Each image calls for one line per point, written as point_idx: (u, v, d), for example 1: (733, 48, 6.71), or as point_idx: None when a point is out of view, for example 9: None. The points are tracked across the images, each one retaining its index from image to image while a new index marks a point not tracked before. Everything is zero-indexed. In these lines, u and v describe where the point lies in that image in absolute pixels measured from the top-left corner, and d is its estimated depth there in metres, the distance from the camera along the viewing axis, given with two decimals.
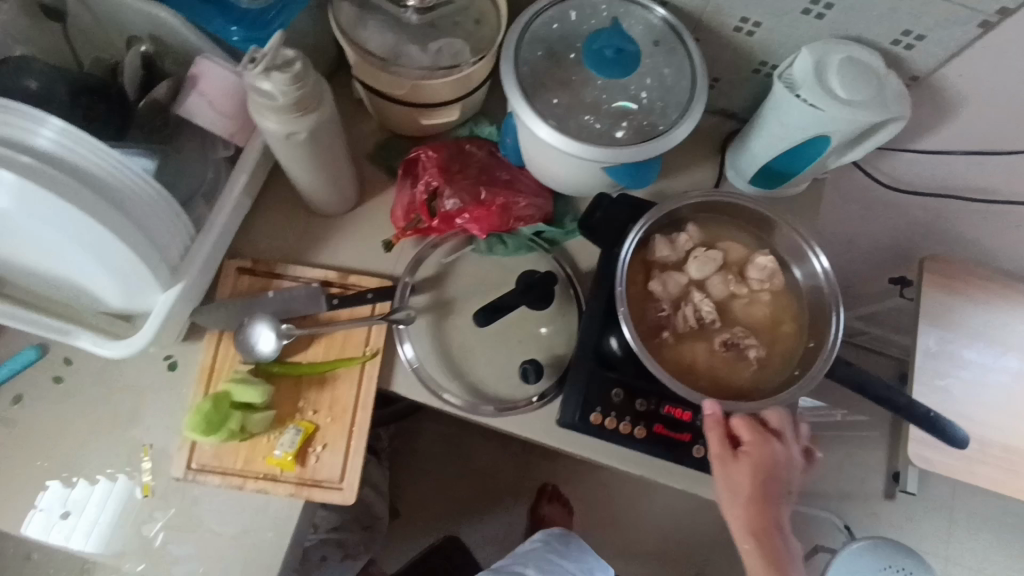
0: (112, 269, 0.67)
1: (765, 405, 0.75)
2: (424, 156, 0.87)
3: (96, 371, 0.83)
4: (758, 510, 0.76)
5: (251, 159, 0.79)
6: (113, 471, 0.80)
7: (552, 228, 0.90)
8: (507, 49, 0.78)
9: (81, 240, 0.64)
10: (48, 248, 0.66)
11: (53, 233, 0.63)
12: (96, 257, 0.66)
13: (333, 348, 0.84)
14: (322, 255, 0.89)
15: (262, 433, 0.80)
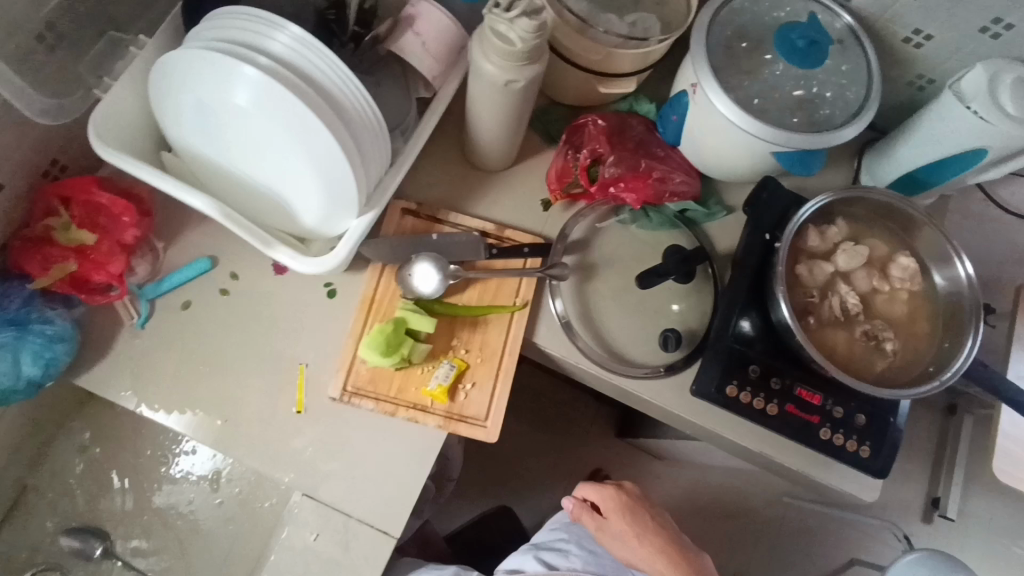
0: (326, 175, 0.70)
1: (904, 392, 0.79)
2: (593, 125, 0.92)
3: (260, 288, 0.86)
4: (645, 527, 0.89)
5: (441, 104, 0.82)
6: (271, 385, 0.83)
7: (699, 208, 0.94)
8: (698, 28, 0.82)
9: (305, 139, 0.67)
10: (275, 154, 0.70)
11: (281, 131, 0.67)
12: (315, 160, 0.69)
13: (486, 294, 0.88)
14: (478, 206, 0.92)
15: (419, 364, 0.84)
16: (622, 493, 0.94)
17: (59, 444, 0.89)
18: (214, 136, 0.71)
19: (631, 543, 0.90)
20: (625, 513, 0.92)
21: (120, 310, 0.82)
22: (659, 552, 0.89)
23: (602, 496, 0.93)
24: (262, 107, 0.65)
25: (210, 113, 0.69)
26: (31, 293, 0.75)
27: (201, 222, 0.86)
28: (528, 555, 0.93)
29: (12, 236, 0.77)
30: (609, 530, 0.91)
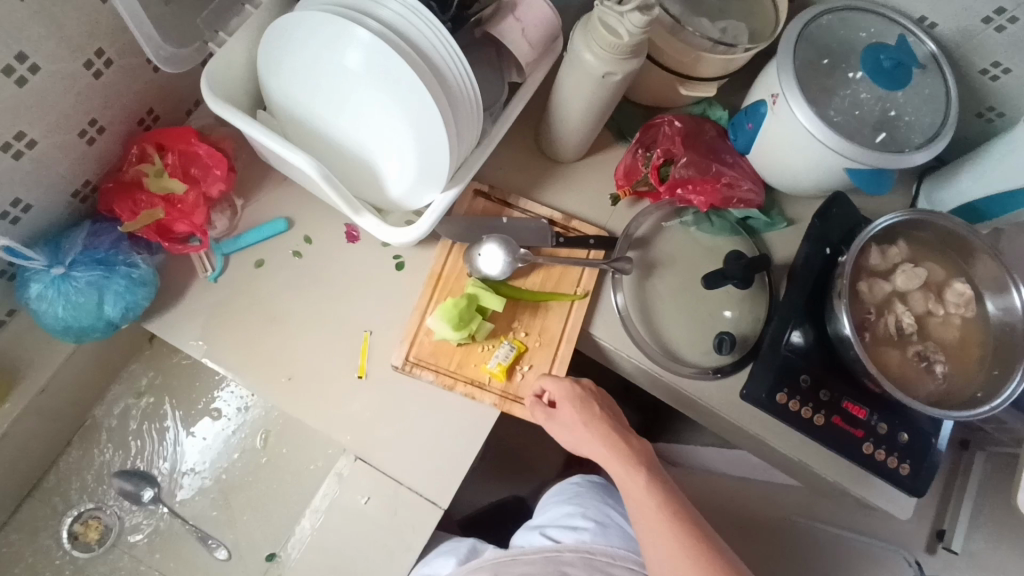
0: (425, 146, 0.72)
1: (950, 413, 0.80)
2: (667, 125, 0.93)
3: (332, 254, 0.87)
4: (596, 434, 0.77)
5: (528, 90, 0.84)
6: (336, 349, 0.85)
7: (761, 217, 0.96)
8: (785, 41, 0.84)
9: (412, 109, 0.68)
10: (377, 123, 0.72)
11: (388, 100, 0.69)
12: (417, 130, 0.70)
13: (550, 281, 0.90)
14: (547, 194, 0.94)
15: (480, 342, 0.85)
16: (582, 387, 0.80)
17: (117, 387, 0.90)
18: (316, 100, 0.72)
19: (583, 435, 0.78)
20: (564, 401, 0.79)
21: (196, 261, 0.83)
22: (596, 426, 0.77)
23: (552, 386, 0.80)
24: (373, 75, 0.67)
25: (316, 77, 0.70)
26: (120, 235, 0.77)
27: (281, 183, 0.88)
28: (535, 534, 0.87)
29: (104, 178, 0.79)
30: (568, 433, 0.79)
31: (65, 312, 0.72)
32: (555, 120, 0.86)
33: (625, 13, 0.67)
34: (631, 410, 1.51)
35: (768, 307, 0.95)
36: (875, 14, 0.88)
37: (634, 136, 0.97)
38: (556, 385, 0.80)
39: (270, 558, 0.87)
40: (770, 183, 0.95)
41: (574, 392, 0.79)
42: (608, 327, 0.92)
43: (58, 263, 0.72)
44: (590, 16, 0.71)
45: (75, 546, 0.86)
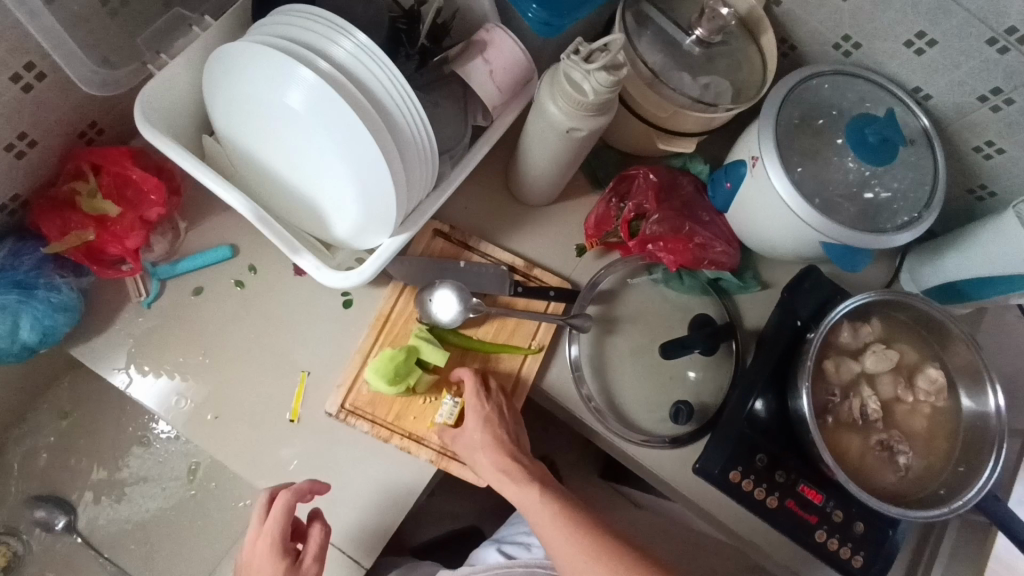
0: (369, 193, 0.67)
1: (907, 513, 0.75)
2: (642, 177, 0.89)
3: (276, 288, 0.83)
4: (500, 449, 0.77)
5: (493, 132, 0.79)
6: (269, 390, 0.80)
7: (733, 279, 0.92)
8: (769, 102, 0.80)
9: (354, 154, 0.64)
10: (320, 163, 0.67)
11: (331, 142, 0.65)
12: (361, 176, 0.66)
13: (503, 333, 0.85)
14: (511, 238, 0.90)
15: (421, 394, 0.81)
16: (493, 400, 0.80)
17: (38, 411, 0.85)
18: (260, 135, 0.68)
19: (482, 454, 0.77)
20: (472, 415, 0.78)
21: (130, 285, 0.79)
22: (497, 450, 0.78)
23: (464, 397, 0.79)
24: (316, 116, 0.63)
25: (260, 112, 0.66)
26: (43, 256, 0.72)
27: (229, 209, 0.83)
28: (492, 548, 0.93)
29: (36, 194, 0.75)
30: (471, 450, 0.78)
31: None
32: (520, 166, 0.81)
33: (592, 71, 0.64)
34: (595, 453, 1.46)
35: (732, 375, 0.90)
36: (867, 81, 0.83)
37: (607, 184, 0.93)
38: (464, 401, 0.79)
39: None
40: (745, 245, 0.91)
41: (489, 405, 0.79)
42: (561, 384, 0.87)
43: None
44: (556, 67, 0.67)
45: None
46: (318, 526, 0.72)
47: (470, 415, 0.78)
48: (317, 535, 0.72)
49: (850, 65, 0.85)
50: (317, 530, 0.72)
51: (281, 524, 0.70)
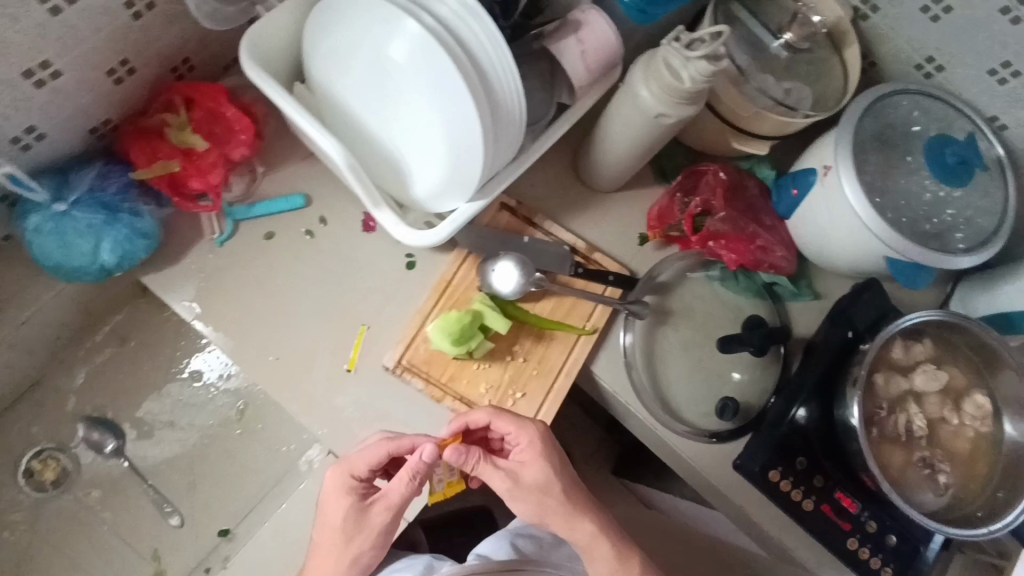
0: (459, 151, 0.68)
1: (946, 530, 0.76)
2: (711, 174, 0.90)
3: (344, 241, 0.85)
4: (553, 474, 0.74)
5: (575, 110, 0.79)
6: (328, 340, 0.82)
7: (787, 285, 0.93)
8: (849, 114, 0.80)
9: (452, 109, 0.65)
10: (414, 120, 0.69)
11: (431, 96, 0.66)
12: (454, 133, 0.67)
13: (559, 311, 0.86)
14: (574, 220, 0.91)
15: (477, 359, 0.83)
16: (548, 434, 0.77)
17: (100, 332, 0.88)
18: (358, 86, 0.70)
19: (546, 496, 0.74)
20: (533, 456, 0.75)
21: (204, 221, 0.81)
22: (542, 476, 0.75)
23: (518, 436, 0.75)
24: (421, 68, 0.64)
25: (364, 59, 0.68)
26: (129, 181, 0.73)
27: (306, 158, 0.85)
28: (504, 541, 0.82)
29: (125, 119, 0.76)
30: (533, 495, 0.74)
31: (57, 251, 0.69)
32: (597, 149, 0.82)
33: (692, 59, 0.64)
34: (613, 447, 1.47)
35: (777, 379, 0.91)
36: (947, 104, 0.84)
37: (674, 178, 0.94)
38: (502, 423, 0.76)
39: (222, 535, 0.86)
40: (804, 253, 0.92)
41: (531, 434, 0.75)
42: (610, 367, 0.88)
43: (59, 199, 0.69)
44: (654, 53, 0.68)
45: (28, 483, 0.85)
46: (414, 472, 0.69)
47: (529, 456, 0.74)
48: (406, 486, 0.69)
49: (931, 87, 0.85)
50: (406, 473, 0.69)
51: (389, 452, 0.71)
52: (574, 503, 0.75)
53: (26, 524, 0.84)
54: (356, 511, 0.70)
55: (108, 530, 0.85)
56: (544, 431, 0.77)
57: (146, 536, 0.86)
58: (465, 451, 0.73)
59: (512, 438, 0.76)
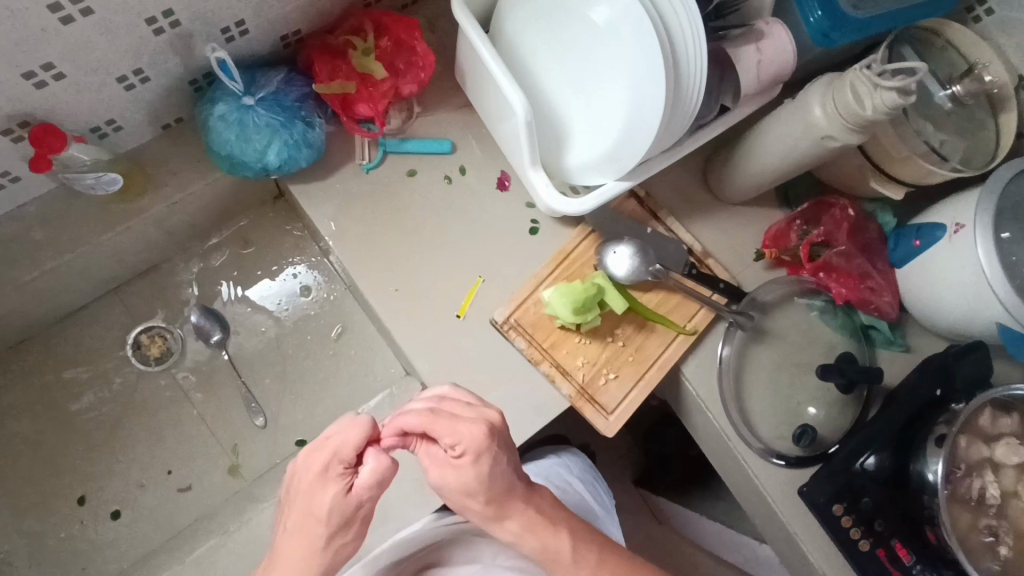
0: (639, 116, 0.70)
1: None
2: (840, 209, 0.91)
3: (479, 194, 0.88)
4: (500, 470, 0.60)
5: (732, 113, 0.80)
6: (445, 283, 0.85)
7: (885, 331, 0.94)
8: (998, 176, 0.80)
9: (645, 71, 0.68)
10: (597, 90, 0.74)
11: (627, 59, 0.70)
12: (639, 97, 0.69)
13: (666, 305, 0.88)
14: (694, 223, 0.93)
15: (580, 334, 0.85)
16: (495, 439, 0.59)
17: (227, 231, 0.93)
18: (548, 51, 0.76)
19: (475, 498, 0.60)
20: (467, 459, 0.58)
21: (357, 148, 0.84)
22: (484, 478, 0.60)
23: (455, 441, 0.57)
24: (624, 32, 0.69)
25: (565, 23, 0.74)
26: (308, 92, 0.78)
27: (460, 109, 0.88)
28: None
29: (312, 34, 0.79)
30: (462, 495, 0.60)
31: (234, 142, 0.73)
32: (741, 159, 0.84)
33: (879, 88, 0.66)
34: None
35: (855, 420, 0.92)
36: None
37: (797, 206, 0.95)
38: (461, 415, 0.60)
39: (299, 445, 0.89)
40: (910, 308, 0.93)
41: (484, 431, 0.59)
42: (699, 370, 0.91)
43: (249, 94, 0.73)
44: (837, 78, 0.71)
45: (134, 355, 0.89)
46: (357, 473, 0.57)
47: (463, 459, 0.58)
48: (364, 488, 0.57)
49: None
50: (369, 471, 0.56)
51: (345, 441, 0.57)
52: (509, 504, 0.61)
53: (125, 392, 0.89)
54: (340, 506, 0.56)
55: (196, 414, 0.89)
56: (490, 431, 0.59)
57: (231, 429, 0.89)
58: (400, 445, 0.59)
59: (449, 442, 0.58)
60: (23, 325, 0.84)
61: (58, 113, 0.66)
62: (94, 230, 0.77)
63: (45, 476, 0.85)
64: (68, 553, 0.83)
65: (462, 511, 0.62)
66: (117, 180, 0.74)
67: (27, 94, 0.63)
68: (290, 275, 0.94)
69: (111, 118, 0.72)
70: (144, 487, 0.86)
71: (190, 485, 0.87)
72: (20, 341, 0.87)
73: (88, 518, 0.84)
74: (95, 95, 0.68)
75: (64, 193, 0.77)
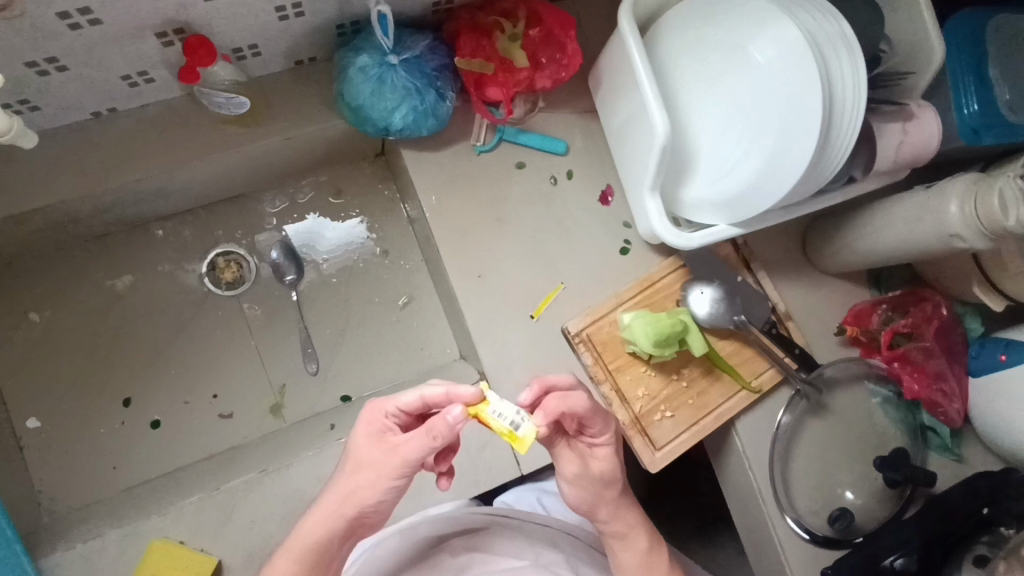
0: (778, 164, 0.68)
1: None
2: (932, 304, 0.88)
3: (582, 202, 0.87)
4: (588, 482, 0.64)
5: (857, 181, 0.76)
6: (526, 281, 0.85)
7: (943, 436, 0.90)
8: None
9: (797, 119, 0.66)
10: (737, 130, 0.73)
11: (781, 103, 0.68)
12: (785, 143, 0.68)
13: (737, 356, 0.86)
14: (780, 282, 0.91)
15: (647, 364, 0.84)
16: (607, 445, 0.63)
17: (322, 176, 0.94)
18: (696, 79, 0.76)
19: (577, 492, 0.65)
20: (606, 449, 0.63)
21: (475, 128, 0.84)
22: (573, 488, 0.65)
23: (598, 431, 0.62)
24: (782, 74, 0.67)
25: (725, 58, 0.74)
26: (447, 64, 0.78)
27: (583, 112, 0.88)
28: (531, 493, 0.88)
29: (463, 6, 0.79)
30: (583, 486, 0.64)
31: (368, 96, 0.73)
32: (854, 233, 0.83)
33: None
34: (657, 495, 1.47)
35: (891, 517, 0.90)
36: None
37: (887, 291, 0.94)
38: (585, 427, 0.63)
39: (342, 400, 0.89)
40: (977, 421, 0.88)
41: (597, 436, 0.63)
42: (750, 427, 0.90)
43: (395, 53, 0.74)
44: (984, 179, 0.69)
45: (208, 275, 0.90)
46: (429, 428, 0.54)
47: (602, 448, 0.64)
48: (420, 441, 0.56)
49: None
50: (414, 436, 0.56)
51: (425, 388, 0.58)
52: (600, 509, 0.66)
53: (192, 308, 0.89)
54: (368, 451, 0.58)
55: (253, 346, 0.89)
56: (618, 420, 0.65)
57: (282, 368, 0.89)
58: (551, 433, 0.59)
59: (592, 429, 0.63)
60: (112, 220, 0.85)
61: (213, 26, 0.67)
62: (206, 146, 0.77)
63: (97, 371, 0.86)
64: (102, 450, 0.84)
65: (577, 503, 0.66)
66: (245, 105, 0.76)
67: (194, 5, 0.64)
68: (371, 232, 0.94)
69: (255, 44, 0.73)
70: (188, 405, 0.87)
71: (232, 413, 0.87)
72: (102, 236, 0.88)
73: (129, 421, 0.85)
74: (252, 20, 0.68)
75: (189, 105, 0.77)
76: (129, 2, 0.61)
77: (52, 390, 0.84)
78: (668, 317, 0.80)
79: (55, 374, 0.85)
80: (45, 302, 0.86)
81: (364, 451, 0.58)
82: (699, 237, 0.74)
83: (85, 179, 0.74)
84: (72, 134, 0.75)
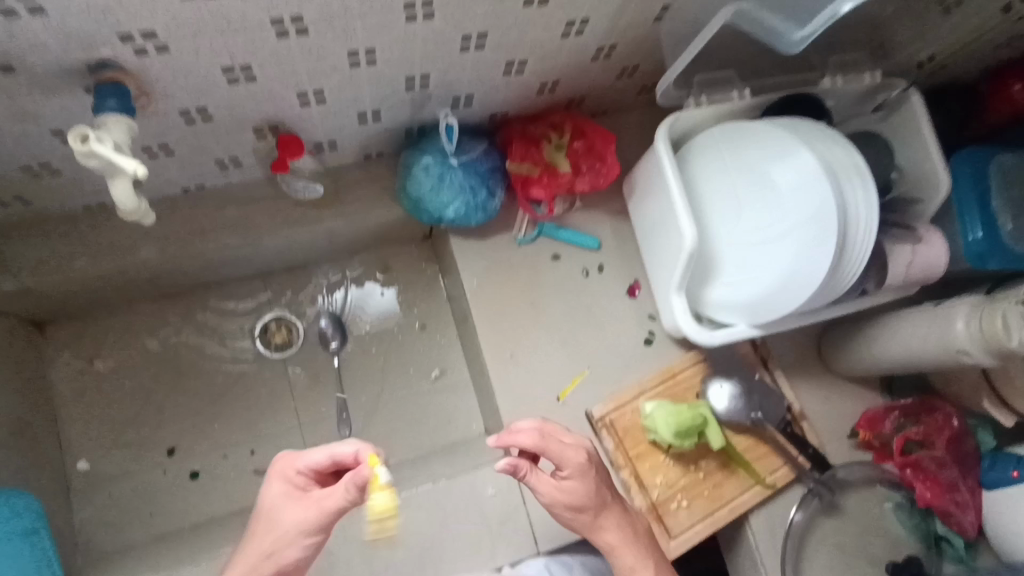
0: (796, 276, 0.75)
1: None
2: (943, 414, 0.92)
3: (611, 293, 0.94)
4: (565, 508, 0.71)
5: (870, 294, 0.82)
6: (555, 364, 0.90)
7: (958, 549, 0.91)
8: None
9: (815, 238, 0.72)
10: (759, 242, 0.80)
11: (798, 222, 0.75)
12: (803, 259, 0.74)
13: (753, 450, 0.90)
14: (796, 382, 0.96)
15: (666, 453, 0.88)
16: (588, 468, 0.70)
17: (373, 253, 1.02)
18: (722, 194, 0.85)
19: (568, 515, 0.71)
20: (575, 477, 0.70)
21: (518, 221, 0.93)
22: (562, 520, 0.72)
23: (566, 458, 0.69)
24: (799, 197, 0.75)
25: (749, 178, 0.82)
26: (499, 166, 0.88)
27: (616, 213, 0.96)
28: None
29: (516, 118, 0.90)
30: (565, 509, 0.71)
31: (427, 190, 0.83)
32: (865, 340, 0.88)
33: None
34: None
35: None
36: None
37: (899, 397, 0.97)
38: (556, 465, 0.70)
39: None
40: (992, 535, 0.88)
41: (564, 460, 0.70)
42: (765, 523, 0.91)
43: (454, 155, 0.84)
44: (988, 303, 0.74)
45: (260, 336, 0.97)
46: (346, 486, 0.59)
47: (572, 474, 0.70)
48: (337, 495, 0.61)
49: None
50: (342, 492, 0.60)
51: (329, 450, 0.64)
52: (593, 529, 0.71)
53: (241, 366, 0.96)
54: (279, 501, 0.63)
55: (292, 406, 0.95)
56: (591, 454, 0.72)
57: (318, 430, 0.94)
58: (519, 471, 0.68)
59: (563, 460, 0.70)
60: (182, 282, 0.93)
61: (302, 126, 0.77)
62: (278, 223, 0.86)
63: (147, 420, 0.91)
64: (141, 497, 0.88)
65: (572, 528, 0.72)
66: (317, 191, 0.86)
67: (290, 109, 0.74)
68: (412, 307, 1.02)
69: (334, 140, 0.83)
70: (226, 459, 0.91)
71: (265, 470, 0.91)
72: (170, 295, 0.96)
73: (169, 471, 0.90)
74: (335, 122, 0.79)
75: (268, 187, 0.87)
76: (238, 105, 0.71)
77: (104, 435, 0.90)
78: (688, 407, 0.85)
79: (108, 420, 0.90)
80: (110, 352, 0.93)
81: (274, 499, 0.64)
82: (717, 335, 0.80)
83: (168, 245, 0.83)
84: (164, 206, 0.85)
